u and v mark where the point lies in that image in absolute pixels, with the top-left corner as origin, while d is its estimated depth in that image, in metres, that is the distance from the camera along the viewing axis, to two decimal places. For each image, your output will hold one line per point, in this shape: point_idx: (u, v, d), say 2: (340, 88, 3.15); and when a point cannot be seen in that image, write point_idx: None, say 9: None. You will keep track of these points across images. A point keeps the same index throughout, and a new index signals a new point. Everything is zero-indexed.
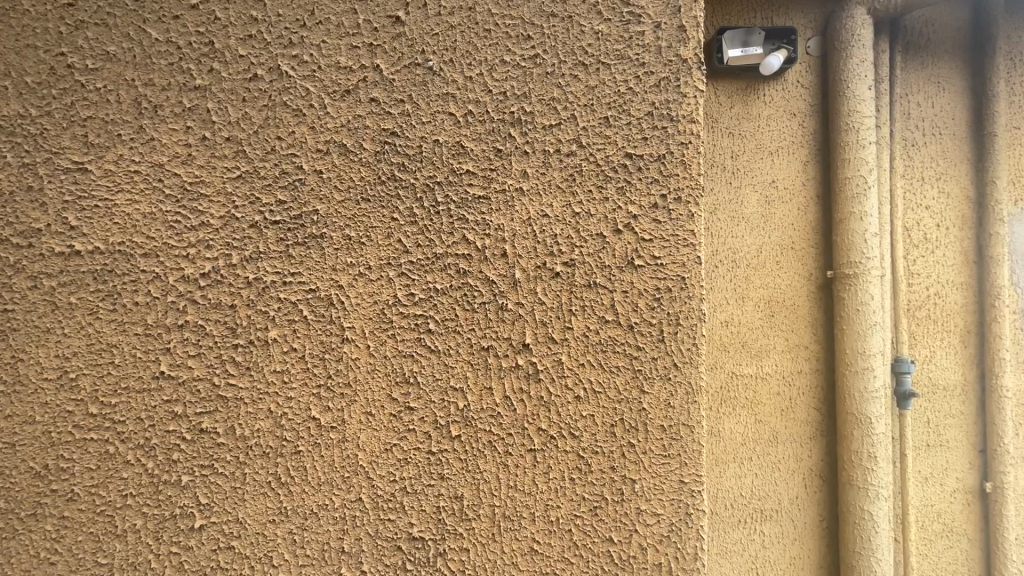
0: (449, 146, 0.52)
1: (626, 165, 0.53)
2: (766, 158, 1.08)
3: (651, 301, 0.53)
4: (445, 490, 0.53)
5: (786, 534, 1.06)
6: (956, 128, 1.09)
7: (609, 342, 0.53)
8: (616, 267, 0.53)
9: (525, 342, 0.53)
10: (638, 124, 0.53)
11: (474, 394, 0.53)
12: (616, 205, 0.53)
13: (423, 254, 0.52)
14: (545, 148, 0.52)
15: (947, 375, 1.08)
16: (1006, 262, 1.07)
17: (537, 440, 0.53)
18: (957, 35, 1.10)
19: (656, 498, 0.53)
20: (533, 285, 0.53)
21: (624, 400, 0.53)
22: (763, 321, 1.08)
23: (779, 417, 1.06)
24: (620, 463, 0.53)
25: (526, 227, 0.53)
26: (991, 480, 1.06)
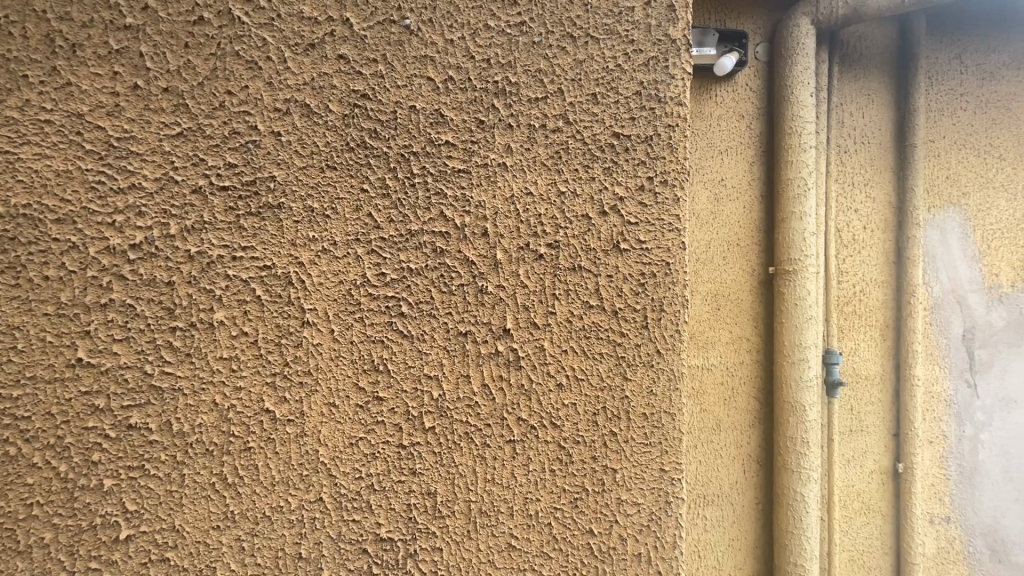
0: (426, 114, 0.49)
1: (614, 144, 0.51)
2: (716, 157, 1.14)
3: (636, 286, 0.52)
4: (415, 486, 0.50)
5: (725, 517, 1.12)
6: (882, 138, 1.18)
7: (592, 328, 0.51)
8: (601, 251, 0.51)
9: (504, 327, 0.50)
10: (626, 103, 0.52)
11: (449, 382, 0.50)
12: (603, 186, 0.51)
13: (396, 230, 0.48)
14: (530, 122, 0.50)
15: (869, 366, 1.17)
16: (920, 263, 1.17)
17: (517, 431, 0.51)
18: (886, 51, 1.19)
19: (637, 487, 0.53)
20: (515, 268, 0.50)
21: (606, 387, 0.52)
22: (709, 314, 1.13)
23: (721, 406, 1.12)
24: (601, 453, 0.52)
25: (508, 205, 0.50)
26: (903, 461, 1.16)
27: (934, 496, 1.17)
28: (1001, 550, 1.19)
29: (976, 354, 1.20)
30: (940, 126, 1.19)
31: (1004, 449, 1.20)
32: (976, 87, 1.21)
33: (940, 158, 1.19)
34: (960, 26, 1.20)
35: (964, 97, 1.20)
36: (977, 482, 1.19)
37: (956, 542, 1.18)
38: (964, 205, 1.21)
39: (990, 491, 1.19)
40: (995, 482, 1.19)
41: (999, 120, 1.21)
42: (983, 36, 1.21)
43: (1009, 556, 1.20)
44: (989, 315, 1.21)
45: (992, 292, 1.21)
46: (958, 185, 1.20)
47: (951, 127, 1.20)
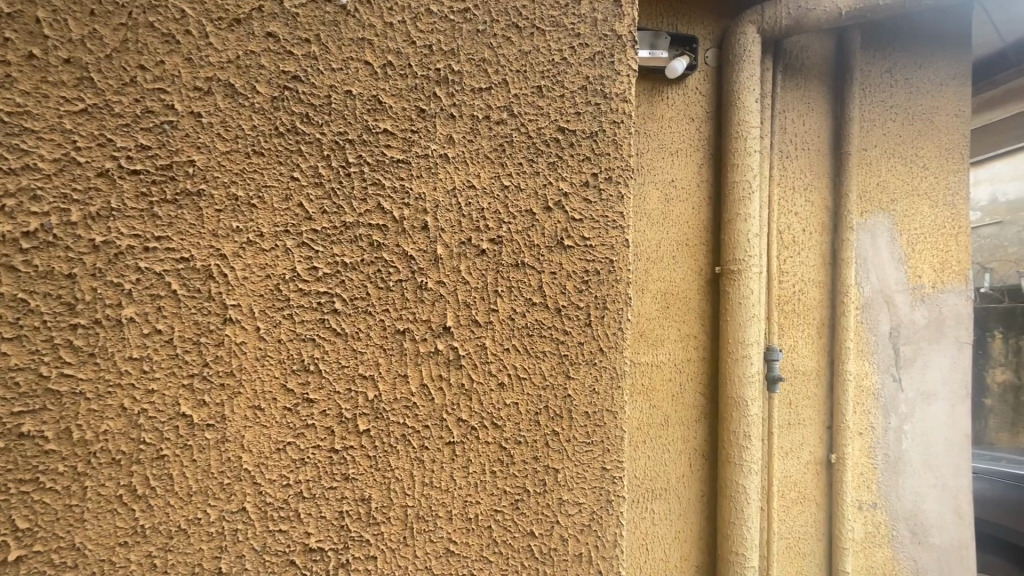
0: (362, 99, 0.46)
1: (559, 139, 0.51)
2: (666, 158, 1.18)
3: (579, 283, 0.52)
4: (348, 493, 0.48)
5: (672, 510, 1.15)
6: (820, 145, 1.25)
7: (535, 326, 0.51)
8: (545, 247, 0.51)
9: (445, 325, 0.49)
10: (571, 98, 0.51)
11: (386, 383, 0.48)
12: (547, 181, 0.51)
13: (330, 222, 0.46)
14: (473, 113, 0.49)
15: (806, 362, 1.23)
16: (853, 264, 1.24)
17: (456, 432, 0.50)
18: (824, 62, 1.25)
19: (578, 487, 0.53)
20: (456, 263, 0.49)
21: (549, 386, 0.51)
22: (659, 312, 1.17)
23: (669, 401, 1.16)
24: (542, 453, 0.52)
25: (450, 199, 0.49)
26: (835, 452, 1.22)
27: (863, 484, 1.24)
28: (921, 533, 1.28)
29: (901, 350, 1.28)
30: (872, 135, 1.27)
31: (924, 439, 1.29)
32: (905, 100, 1.29)
33: (872, 165, 1.27)
34: (892, 41, 1.28)
35: (893, 109, 1.28)
36: (900, 469, 1.27)
37: (881, 527, 1.26)
38: (892, 210, 1.28)
39: (911, 478, 1.27)
40: (916, 470, 1.28)
41: (924, 131, 1.30)
42: (911, 52, 1.29)
43: (928, 539, 1.28)
44: (913, 313, 1.29)
45: (915, 292, 1.30)
46: (887, 192, 1.28)
47: (882, 137, 1.27)
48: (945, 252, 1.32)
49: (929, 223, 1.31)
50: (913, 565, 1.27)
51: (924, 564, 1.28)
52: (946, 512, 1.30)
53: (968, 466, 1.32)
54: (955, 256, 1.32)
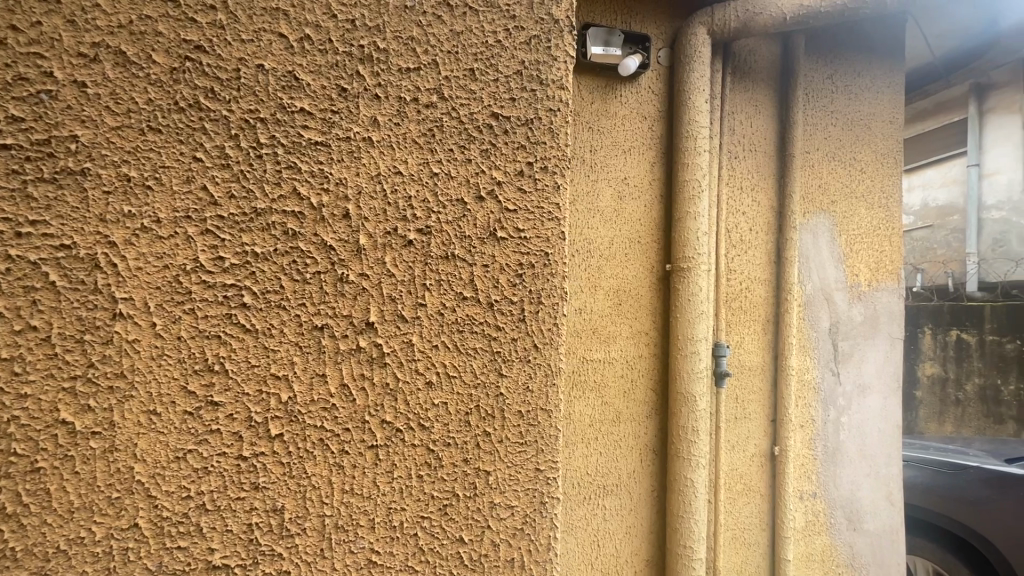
0: (275, 74, 0.47)
1: (492, 125, 0.53)
2: (619, 156, 1.19)
3: (512, 278, 0.53)
4: (257, 503, 0.47)
5: (623, 505, 1.16)
6: (766, 147, 1.29)
7: (467, 321, 0.52)
8: (477, 239, 0.52)
9: (368, 321, 0.49)
10: (506, 82, 0.53)
11: (302, 384, 0.47)
12: (480, 169, 0.52)
13: (237, 208, 0.46)
14: (400, 95, 0.50)
15: (752, 358, 1.26)
16: (796, 262, 1.28)
17: (380, 435, 0.50)
18: (771, 66, 1.29)
19: (510, 489, 0.54)
20: (380, 255, 0.49)
21: (481, 385, 0.52)
22: (611, 309, 1.18)
23: (620, 397, 1.17)
24: (473, 455, 0.52)
25: (374, 184, 0.49)
26: (778, 445, 1.26)
27: (804, 474, 1.29)
28: (856, 520, 1.34)
29: (839, 346, 1.33)
30: (814, 139, 1.31)
31: (860, 430, 1.35)
32: (844, 106, 1.34)
33: (814, 168, 1.31)
34: (834, 48, 1.33)
35: (834, 114, 1.33)
36: (838, 459, 1.32)
37: (821, 515, 1.31)
38: (832, 211, 1.34)
39: (848, 467, 1.33)
40: (852, 459, 1.34)
41: (862, 137, 1.36)
42: (851, 59, 1.34)
43: (864, 525, 1.34)
44: (850, 311, 1.35)
45: (852, 290, 1.36)
46: (827, 193, 1.33)
47: (824, 140, 1.32)
48: (880, 253, 1.39)
49: (866, 224, 1.37)
50: (849, 551, 1.33)
51: (859, 549, 1.34)
52: (879, 499, 1.36)
53: (899, 456, 1.39)
54: (888, 256, 1.39)
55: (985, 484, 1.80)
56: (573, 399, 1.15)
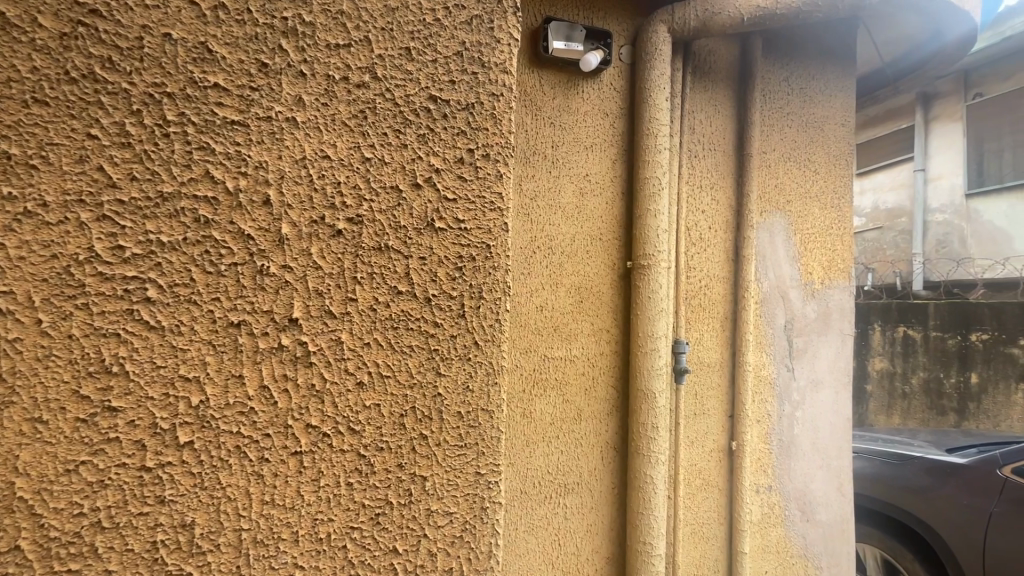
0: (185, 46, 0.48)
1: (430, 108, 0.55)
2: (581, 152, 1.18)
3: (451, 271, 0.56)
4: (163, 519, 0.47)
5: (584, 503, 1.16)
6: (724, 147, 1.31)
7: (401, 316, 0.54)
8: (413, 228, 0.55)
9: (291, 317, 0.51)
10: (445, 63, 0.56)
11: (216, 386, 0.49)
12: (417, 156, 0.55)
13: (141, 191, 0.46)
14: (329, 73, 0.52)
15: (711, 354, 1.28)
16: (753, 260, 1.31)
17: (304, 442, 0.51)
18: (730, 67, 1.31)
19: (449, 496, 0.57)
20: (305, 246, 0.51)
21: (417, 385, 0.55)
22: (573, 306, 1.17)
23: (582, 394, 1.17)
24: (407, 459, 0.55)
25: (298, 168, 0.51)
26: (736, 440, 1.29)
27: (760, 468, 1.32)
28: (809, 511, 1.37)
29: (794, 342, 1.37)
30: (771, 139, 1.34)
31: (813, 424, 1.38)
32: (799, 108, 1.37)
33: (771, 168, 1.34)
34: (790, 51, 1.36)
35: (789, 116, 1.36)
36: (792, 453, 1.36)
37: (775, 507, 1.34)
38: (788, 211, 1.37)
39: (801, 460, 1.37)
40: (805, 452, 1.37)
41: (815, 139, 1.39)
42: (806, 63, 1.38)
43: (816, 517, 1.38)
44: (804, 308, 1.38)
45: (806, 288, 1.39)
46: (783, 193, 1.36)
47: (780, 141, 1.35)
48: (832, 252, 1.43)
49: (819, 224, 1.41)
50: (802, 542, 1.37)
51: (812, 540, 1.38)
52: (830, 490, 1.40)
53: (849, 448, 1.43)
54: (840, 255, 1.44)
55: (927, 473, 1.87)
56: (534, 397, 1.13)
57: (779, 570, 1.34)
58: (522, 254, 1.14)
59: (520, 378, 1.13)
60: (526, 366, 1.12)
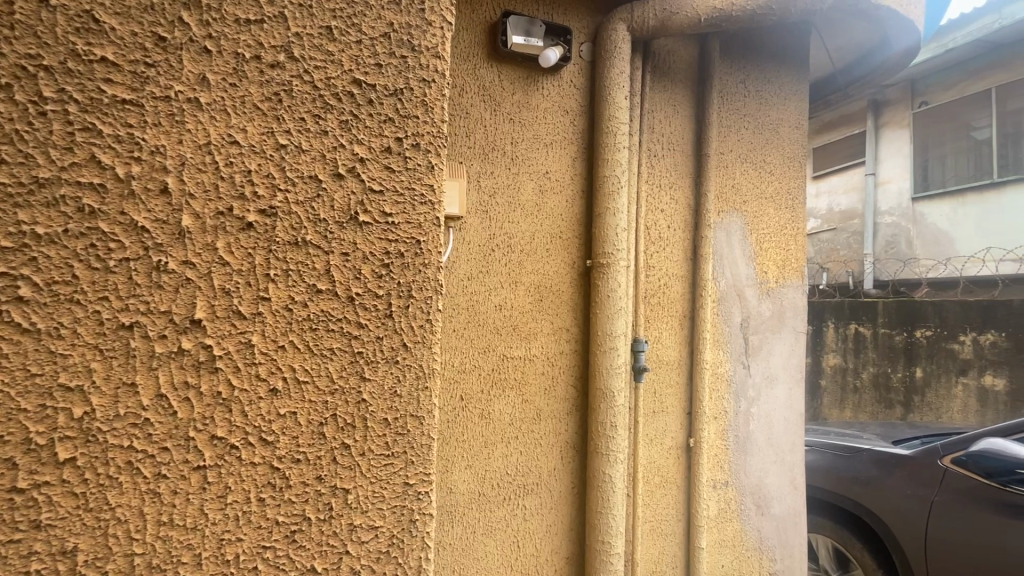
0: (66, 14, 0.44)
1: (353, 93, 0.53)
2: (541, 149, 1.17)
3: (376, 269, 0.54)
4: (37, 545, 0.43)
5: (543, 504, 1.15)
6: (683, 146, 1.32)
7: (323, 316, 0.52)
8: (335, 222, 0.52)
9: (193, 318, 0.48)
10: (371, 46, 0.54)
11: (103, 396, 0.45)
12: (338, 144, 0.53)
13: (12, 176, 0.43)
14: (239, 52, 0.49)
15: (669, 352, 1.29)
16: (711, 259, 1.32)
17: (208, 455, 0.48)
18: (689, 68, 1.32)
19: (374, 509, 0.54)
20: (211, 240, 0.48)
21: (338, 390, 0.53)
22: (532, 305, 1.16)
23: (541, 394, 1.16)
24: (327, 471, 0.52)
25: (201, 154, 0.48)
26: (694, 437, 1.30)
27: (717, 464, 1.34)
28: (764, 505, 1.40)
29: (750, 339, 1.40)
30: (728, 140, 1.36)
31: (767, 420, 1.42)
32: (755, 110, 1.40)
33: (727, 169, 1.36)
34: (747, 54, 1.38)
35: (746, 117, 1.39)
36: (747, 448, 1.38)
37: (732, 502, 1.36)
38: (744, 211, 1.39)
39: (756, 456, 1.40)
40: (760, 447, 1.40)
41: (770, 141, 1.42)
42: (762, 66, 1.40)
43: (770, 510, 1.41)
44: (759, 306, 1.41)
45: (762, 286, 1.42)
46: (740, 194, 1.39)
47: (736, 143, 1.37)
48: (786, 251, 1.46)
49: (774, 224, 1.44)
50: (757, 535, 1.40)
51: (767, 533, 1.41)
52: (784, 484, 1.44)
53: (801, 443, 1.48)
54: (793, 255, 1.47)
55: (874, 464, 1.96)
56: (493, 398, 1.12)
57: (735, 564, 1.36)
58: (480, 252, 1.11)
59: (479, 378, 1.11)
60: (484, 366, 1.10)
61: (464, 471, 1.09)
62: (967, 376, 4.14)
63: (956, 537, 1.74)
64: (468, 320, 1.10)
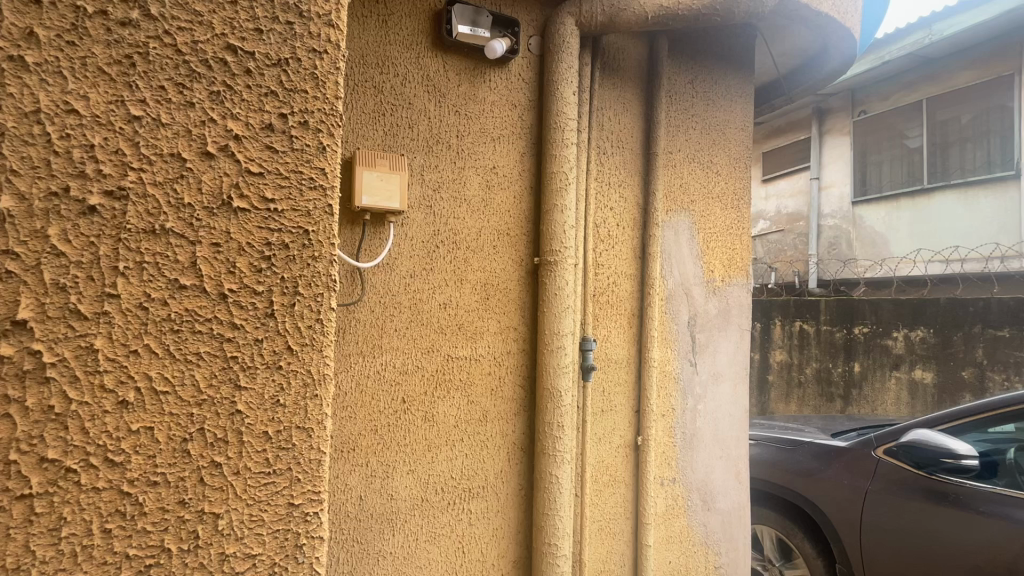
0: None
1: (226, 60, 0.51)
2: (488, 144, 1.14)
3: (254, 263, 0.51)
4: None
5: (490, 508, 1.12)
6: (632, 145, 1.32)
7: (189, 315, 0.49)
8: (203, 210, 0.50)
9: (16, 319, 0.43)
10: (250, 10, 0.52)
11: None
12: (207, 118, 0.50)
13: None
14: (84, 8, 0.46)
15: (618, 351, 1.29)
16: (659, 258, 1.33)
17: (37, 482, 0.44)
18: (638, 66, 1.32)
19: (253, 533, 0.52)
20: (44, 225, 0.44)
21: (207, 402, 0.50)
22: (479, 304, 1.13)
23: (488, 395, 1.13)
24: (193, 495, 0.49)
25: (26, 123, 0.44)
26: (641, 435, 1.30)
27: (664, 461, 1.35)
28: (710, 500, 1.42)
29: (697, 337, 1.41)
30: (676, 139, 1.37)
31: (713, 416, 1.44)
32: (703, 111, 1.42)
33: (676, 168, 1.37)
34: (695, 54, 1.39)
35: (694, 117, 1.40)
36: (694, 445, 1.40)
37: (679, 498, 1.37)
38: (692, 210, 1.41)
39: (702, 452, 1.42)
40: (707, 444, 1.42)
41: (717, 141, 1.45)
42: (709, 68, 1.42)
43: (716, 505, 1.44)
44: (706, 304, 1.43)
45: (709, 285, 1.44)
46: (687, 193, 1.40)
47: (685, 143, 1.39)
48: (732, 250, 1.49)
49: (721, 223, 1.47)
50: (703, 530, 1.42)
51: (712, 527, 1.43)
52: (729, 479, 1.47)
53: (746, 438, 1.51)
54: (739, 254, 1.50)
55: (814, 457, 2.05)
56: (437, 400, 1.08)
57: (682, 559, 1.38)
58: (423, 248, 1.07)
59: (422, 380, 1.07)
60: (427, 367, 1.06)
61: (406, 477, 1.04)
62: (899, 370, 4.38)
63: (887, 525, 1.79)
64: (411, 319, 1.06)
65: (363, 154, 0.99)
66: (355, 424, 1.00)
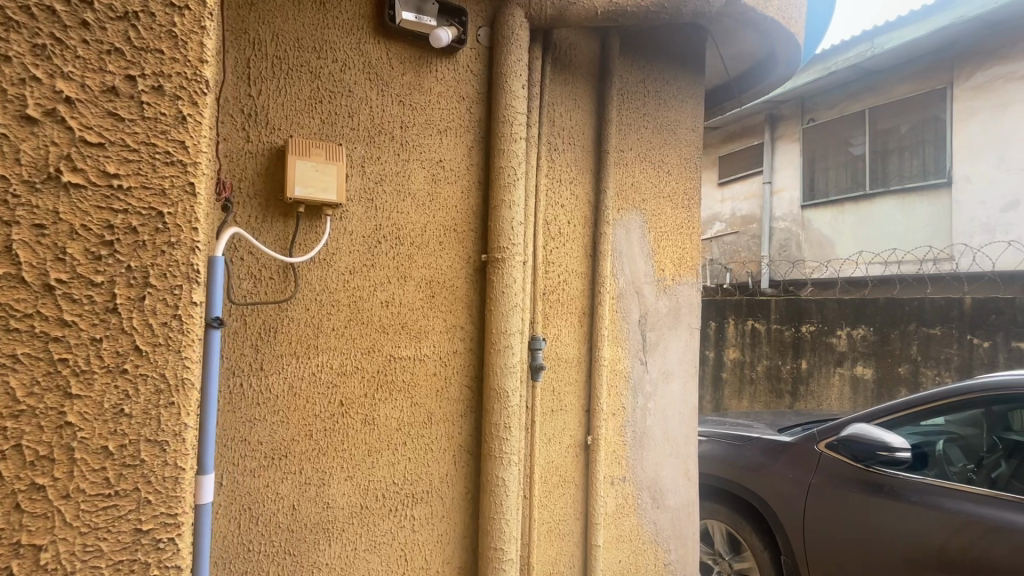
0: None
1: (59, 16, 0.52)
2: (434, 136, 1.10)
3: (91, 248, 0.53)
4: None
5: (434, 513, 1.08)
6: (584, 142, 1.31)
7: (12, 308, 0.50)
8: (32, 183, 0.51)
9: None
10: None
11: None
12: (35, 77, 0.51)
13: None
14: None
15: (568, 350, 1.27)
16: (610, 257, 1.32)
17: None
18: (591, 63, 1.31)
19: (89, 559, 0.52)
20: None
21: (35, 416, 0.50)
22: (424, 303, 1.08)
23: (433, 396, 1.09)
24: (16, 519, 0.50)
25: None
26: (591, 435, 1.29)
27: (614, 460, 1.34)
28: (659, 497, 1.43)
29: (647, 336, 1.42)
30: (628, 138, 1.37)
31: (663, 414, 1.45)
32: (654, 110, 1.42)
33: (627, 166, 1.37)
34: (646, 53, 1.40)
35: (646, 116, 1.40)
36: (644, 443, 1.40)
37: (629, 497, 1.37)
38: (643, 209, 1.41)
39: (652, 450, 1.42)
40: (656, 442, 1.43)
41: (668, 141, 1.45)
42: (661, 67, 1.43)
43: (665, 502, 1.45)
44: (656, 303, 1.44)
45: (659, 283, 1.45)
46: (639, 192, 1.40)
47: (636, 142, 1.39)
48: (682, 250, 1.50)
49: (671, 222, 1.48)
50: (653, 528, 1.42)
51: (662, 525, 1.44)
52: (678, 476, 1.48)
53: (695, 435, 1.52)
54: (689, 253, 1.51)
55: (763, 452, 2.13)
56: (378, 402, 1.03)
57: (631, 559, 1.38)
58: (363, 243, 1.02)
59: (362, 381, 1.01)
60: (366, 369, 1.01)
61: (344, 484, 0.99)
62: (842, 367, 4.56)
63: (829, 516, 1.86)
64: (350, 317, 1.01)
65: (297, 141, 0.93)
66: (288, 429, 0.95)
